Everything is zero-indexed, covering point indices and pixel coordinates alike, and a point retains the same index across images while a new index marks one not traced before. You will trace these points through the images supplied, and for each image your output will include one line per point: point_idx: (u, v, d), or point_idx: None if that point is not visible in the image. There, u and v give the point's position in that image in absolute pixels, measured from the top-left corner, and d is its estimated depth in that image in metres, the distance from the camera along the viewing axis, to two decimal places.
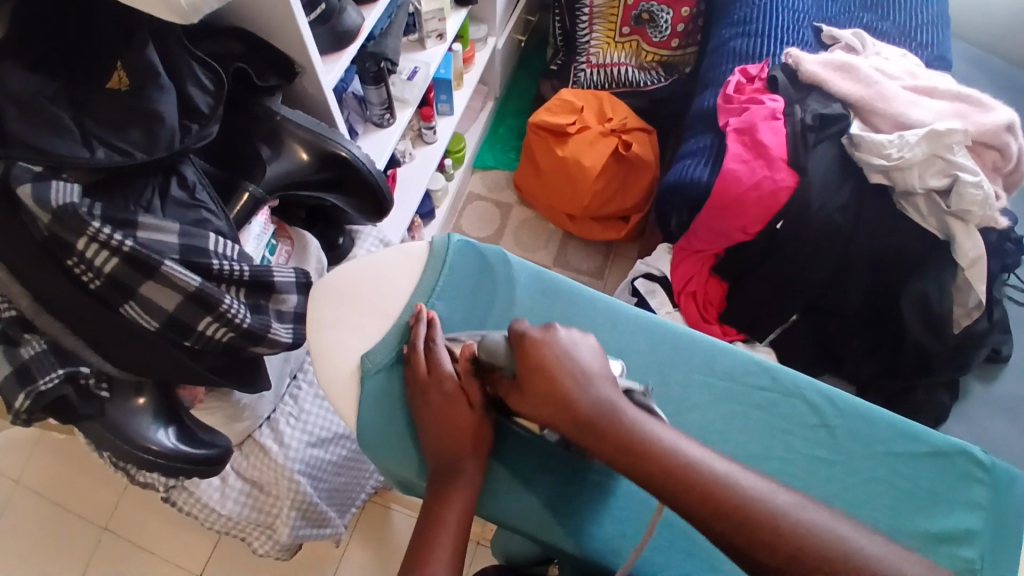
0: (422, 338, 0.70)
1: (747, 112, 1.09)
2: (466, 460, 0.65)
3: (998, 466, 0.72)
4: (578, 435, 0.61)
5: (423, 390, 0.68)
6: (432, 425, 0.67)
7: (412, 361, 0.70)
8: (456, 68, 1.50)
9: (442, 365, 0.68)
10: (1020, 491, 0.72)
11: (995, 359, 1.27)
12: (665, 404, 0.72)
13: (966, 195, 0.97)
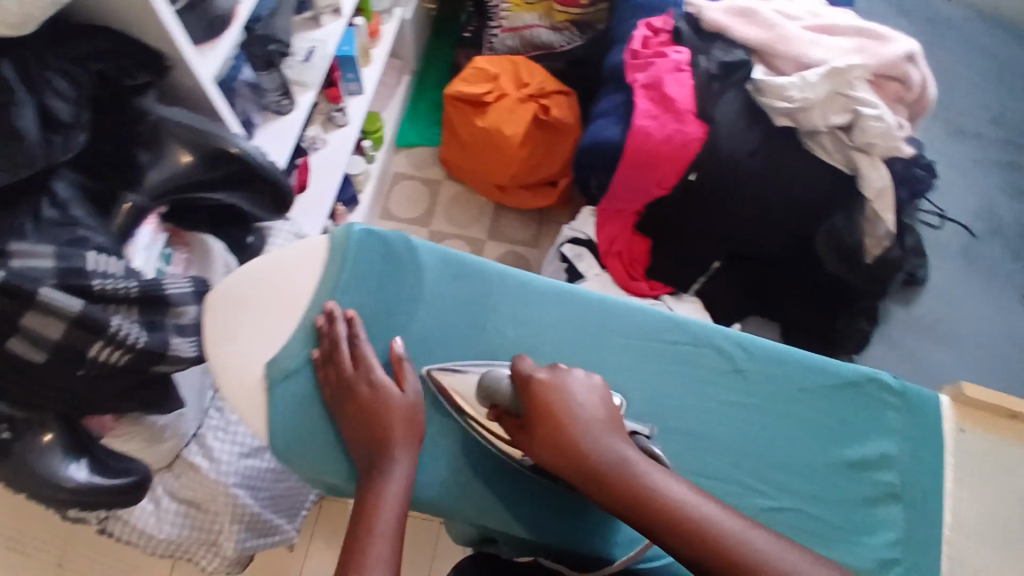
0: (339, 331, 0.68)
1: (653, 66, 1.08)
2: (398, 444, 0.63)
3: (910, 391, 0.74)
4: (576, 478, 0.60)
5: (347, 382, 0.66)
6: (362, 414, 0.65)
7: (331, 355, 0.67)
8: (362, 43, 1.42)
9: (371, 363, 0.67)
10: (934, 411, 0.74)
11: (912, 282, 1.33)
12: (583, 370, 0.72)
13: (869, 128, 1.00)
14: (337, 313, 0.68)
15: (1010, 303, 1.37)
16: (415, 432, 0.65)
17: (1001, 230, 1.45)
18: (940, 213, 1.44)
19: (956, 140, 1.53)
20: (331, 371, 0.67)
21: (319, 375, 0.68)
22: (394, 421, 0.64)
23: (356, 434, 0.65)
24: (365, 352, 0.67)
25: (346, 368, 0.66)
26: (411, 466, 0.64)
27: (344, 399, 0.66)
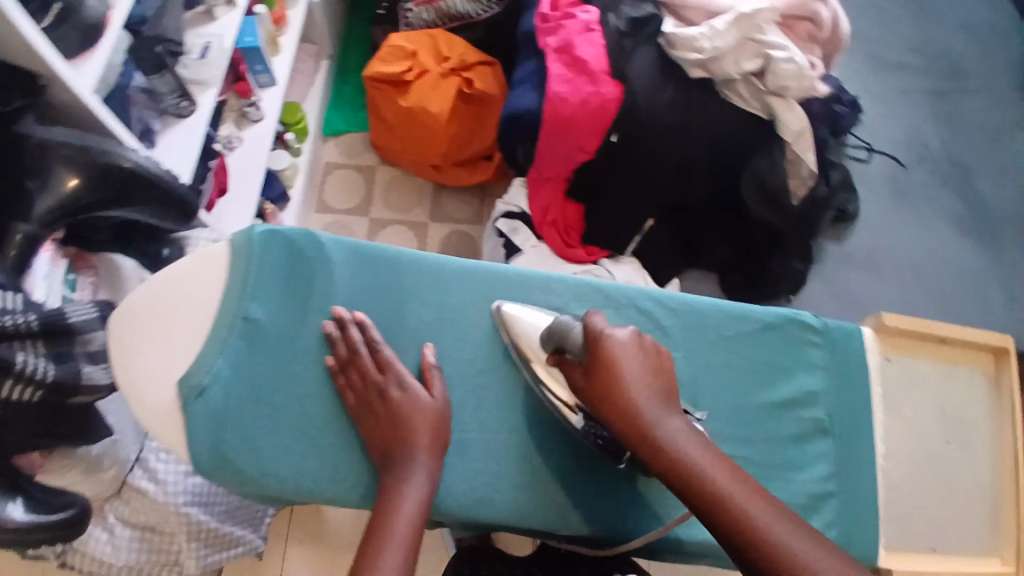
0: (352, 339, 0.69)
1: (562, 29, 1.06)
2: (421, 443, 0.65)
3: (832, 329, 0.75)
4: (625, 435, 0.61)
5: (370, 387, 0.67)
6: (382, 423, 0.66)
7: (350, 362, 0.68)
8: (268, 31, 1.39)
9: (392, 363, 0.69)
10: (857, 345, 0.75)
11: (843, 219, 1.36)
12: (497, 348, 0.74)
13: (781, 71, 0.99)
14: (345, 317, 0.69)
15: (939, 227, 1.41)
16: (440, 437, 0.67)
17: (927, 157, 1.48)
18: (867, 148, 1.46)
19: (877, 73, 1.55)
20: (352, 377, 0.68)
21: (336, 382, 0.68)
22: (414, 429, 0.66)
23: (374, 441, 0.66)
24: (390, 358, 0.69)
25: (369, 373, 0.68)
26: (434, 472, 0.65)
27: (366, 406, 0.67)
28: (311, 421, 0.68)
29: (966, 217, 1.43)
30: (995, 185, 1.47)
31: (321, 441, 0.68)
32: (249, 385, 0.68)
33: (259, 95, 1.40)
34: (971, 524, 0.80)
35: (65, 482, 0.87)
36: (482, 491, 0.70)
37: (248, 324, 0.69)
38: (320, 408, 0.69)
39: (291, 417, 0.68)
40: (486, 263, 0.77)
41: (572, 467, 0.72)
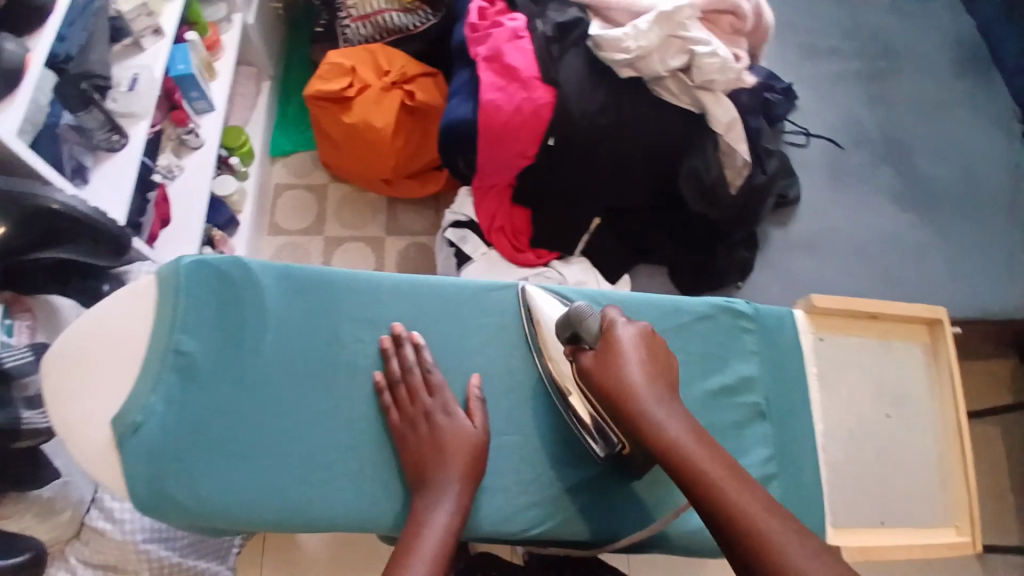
0: (405, 358, 0.73)
1: (491, 37, 1.07)
2: (454, 464, 0.68)
3: (764, 314, 0.77)
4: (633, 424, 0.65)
5: (419, 404, 0.71)
6: (424, 446, 0.69)
7: (400, 379, 0.72)
8: (201, 57, 1.38)
9: (438, 382, 0.73)
10: (787, 330, 0.77)
11: (785, 204, 1.40)
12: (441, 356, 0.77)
13: (705, 66, 1.02)
14: (403, 335, 0.74)
15: (880, 205, 1.45)
16: (477, 464, 0.70)
17: (864, 138, 1.52)
18: (805, 133, 1.50)
19: (810, 59, 1.60)
20: (403, 394, 0.72)
21: (382, 399, 0.72)
22: (450, 456, 0.69)
23: (413, 462, 0.69)
24: (439, 381, 0.73)
25: (417, 392, 0.72)
26: (467, 499, 0.67)
27: (413, 423, 0.70)
28: (253, 448, 0.69)
29: (904, 193, 1.47)
30: (932, 158, 1.51)
31: (263, 467, 0.69)
32: (188, 419, 0.68)
33: (196, 121, 1.41)
34: (923, 497, 0.79)
35: (20, 528, 0.87)
36: (497, 505, 0.73)
37: (179, 357, 0.69)
38: (262, 434, 0.70)
39: (230, 446, 0.68)
40: (419, 275, 0.79)
41: (580, 477, 0.76)
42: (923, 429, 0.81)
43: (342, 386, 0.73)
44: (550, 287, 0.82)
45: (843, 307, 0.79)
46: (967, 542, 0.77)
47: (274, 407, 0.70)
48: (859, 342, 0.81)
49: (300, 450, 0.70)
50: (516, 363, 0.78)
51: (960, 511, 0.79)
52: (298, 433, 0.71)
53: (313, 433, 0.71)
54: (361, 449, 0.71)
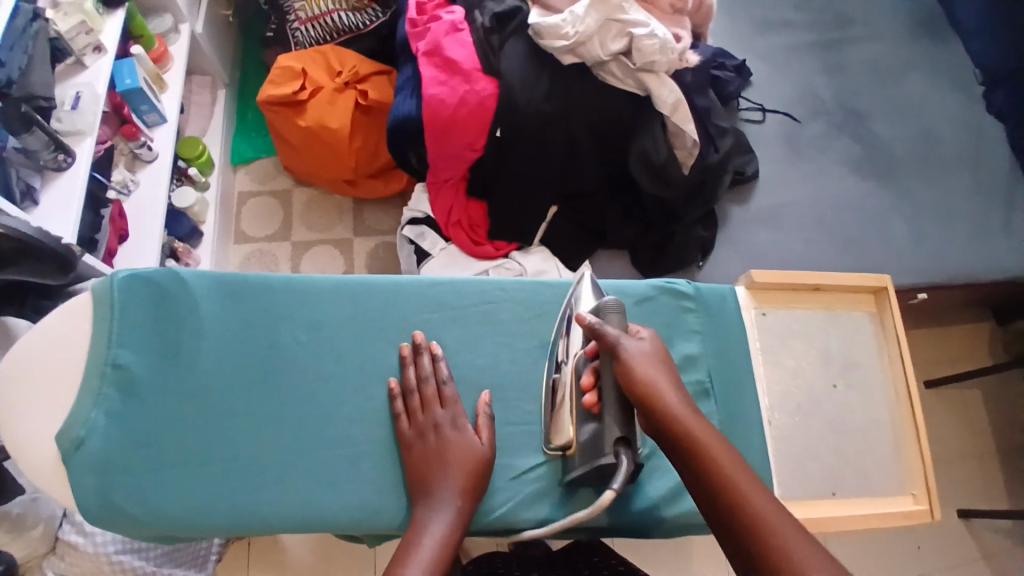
0: (421, 368, 0.74)
1: (430, 32, 1.07)
2: (453, 475, 0.68)
3: (704, 293, 0.78)
4: (659, 427, 0.64)
5: (430, 415, 0.71)
6: (431, 455, 0.69)
7: (415, 388, 0.73)
8: (149, 68, 1.39)
9: (448, 392, 0.73)
10: (730, 304, 0.79)
11: (743, 180, 1.39)
12: (385, 353, 0.76)
13: (645, 48, 1.02)
14: (422, 344, 0.75)
15: (839, 176, 1.45)
16: (482, 479, 0.69)
17: (821, 110, 1.53)
18: (761, 108, 1.50)
19: (763, 35, 1.59)
20: (416, 403, 0.73)
21: (395, 406, 0.73)
22: (454, 466, 0.68)
23: (419, 472, 0.69)
24: (453, 393, 0.73)
25: (430, 403, 0.72)
26: (467, 512, 0.66)
27: (425, 431, 0.71)
28: (196, 456, 0.70)
29: (863, 162, 1.48)
30: (889, 125, 1.53)
31: (209, 474, 0.70)
32: (131, 431, 0.69)
33: (150, 134, 1.42)
34: (878, 466, 0.78)
35: None
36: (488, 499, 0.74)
37: (119, 371, 0.70)
38: (207, 441, 0.70)
39: (173, 455, 0.69)
40: (358, 274, 0.79)
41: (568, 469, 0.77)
42: (877, 397, 0.81)
43: (284, 390, 0.73)
44: (491, 278, 0.82)
45: (782, 281, 0.79)
46: (924, 509, 0.76)
47: (219, 416, 0.71)
48: (804, 315, 0.81)
49: (244, 455, 0.71)
50: (461, 356, 0.78)
51: (917, 479, 0.78)
52: (242, 440, 0.71)
53: (257, 437, 0.71)
54: (306, 451, 0.72)
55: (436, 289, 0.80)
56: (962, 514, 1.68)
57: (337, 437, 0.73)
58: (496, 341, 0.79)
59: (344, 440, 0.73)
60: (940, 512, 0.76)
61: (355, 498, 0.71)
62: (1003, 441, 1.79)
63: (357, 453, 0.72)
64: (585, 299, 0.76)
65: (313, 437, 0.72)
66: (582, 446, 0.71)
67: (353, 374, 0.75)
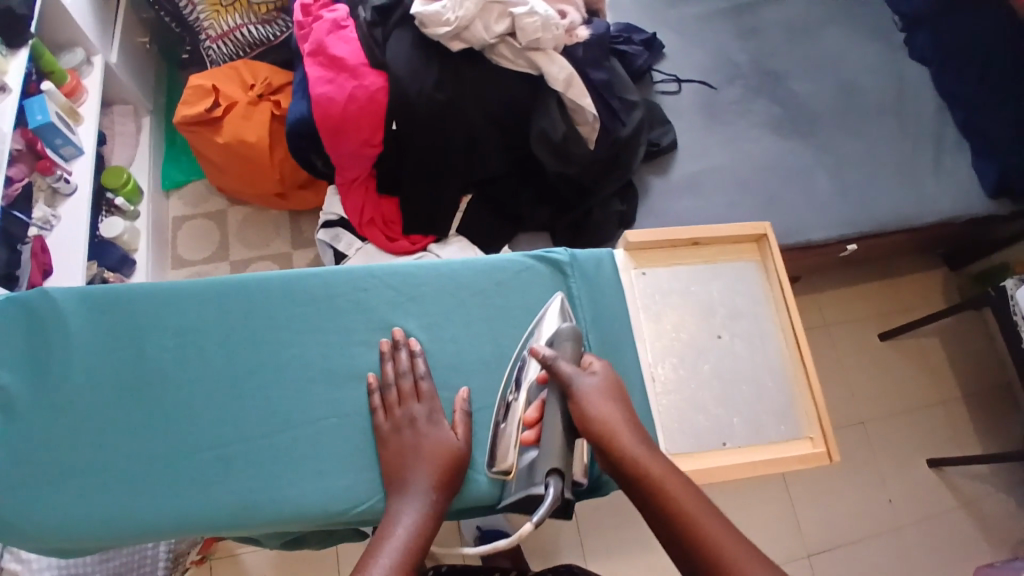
0: (399, 362, 0.75)
1: (314, 33, 1.10)
2: (420, 472, 0.69)
3: (580, 258, 0.82)
4: (616, 466, 0.67)
5: (406, 409, 0.73)
6: (405, 448, 0.71)
7: (392, 382, 0.75)
8: (63, 104, 1.37)
9: (423, 386, 0.74)
10: (605, 268, 0.83)
11: (660, 151, 1.39)
12: (261, 351, 0.76)
13: (527, 26, 1.03)
14: (400, 340, 0.76)
15: (761, 138, 1.46)
16: (448, 478, 0.70)
17: (737, 74, 1.53)
18: (675, 79, 1.49)
19: (673, 5, 1.59)
20: (392, 398, 0.74)
21: (372, 400, 0.74)
22: (427, 459, 0.70)
23: (396, 470, 0.70)
24: (429, 389, 0.75)
25: (407, 398, 0.73)
26: (440, 506, 0.68)
27: (400, 426, 0.72)
28: (69, 470, 0.70)
29: (783, 121, 1.49)
30: (807, 83, 1.54)
31: (84, 489, 0.70)
32: (5, 453, 0.70)
33: (67, 167, 1.40)
34: (776, 414, 0.79)
35: None
36: None
37: None
38: (78, 456, 0.71)
39: (48, 473, 0.70)
40: (224, 275, 0.78)
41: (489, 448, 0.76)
42: (770, 349, 0.82)
43: (153, 399, 0.73)
44: (362, 265, 0.80)
45: (656, 239, 0.83)
46: (822, 452, 0.78)
47: (95, 429, 0.72)
48: (685, 268, 0.84)
49: (121, 463, 0.71)
50: (331, 347, 0.77)
51: (813, 423, 0.79)
52: (117, 447, 0.71)
53: (133, 444, 0.71)
54: (179, 457, 0.71)
55: (303, 282, 0.78)
56: (933, 463, 1.67)
57: (210, 440, 0.72)
58: (376, 327, 0.78)
59: (226, 441, 0.72)
60: (836, 453, 0.77)
61: (227, 496, 0.70)
62: (968, 385, 1.78)
63: (237, 451, 0.72)
64: (551, 329, 0.77)
65: (192, 440, 0.72)
66: (520, 472, 0.71)
67: (224, 376, 0.74)
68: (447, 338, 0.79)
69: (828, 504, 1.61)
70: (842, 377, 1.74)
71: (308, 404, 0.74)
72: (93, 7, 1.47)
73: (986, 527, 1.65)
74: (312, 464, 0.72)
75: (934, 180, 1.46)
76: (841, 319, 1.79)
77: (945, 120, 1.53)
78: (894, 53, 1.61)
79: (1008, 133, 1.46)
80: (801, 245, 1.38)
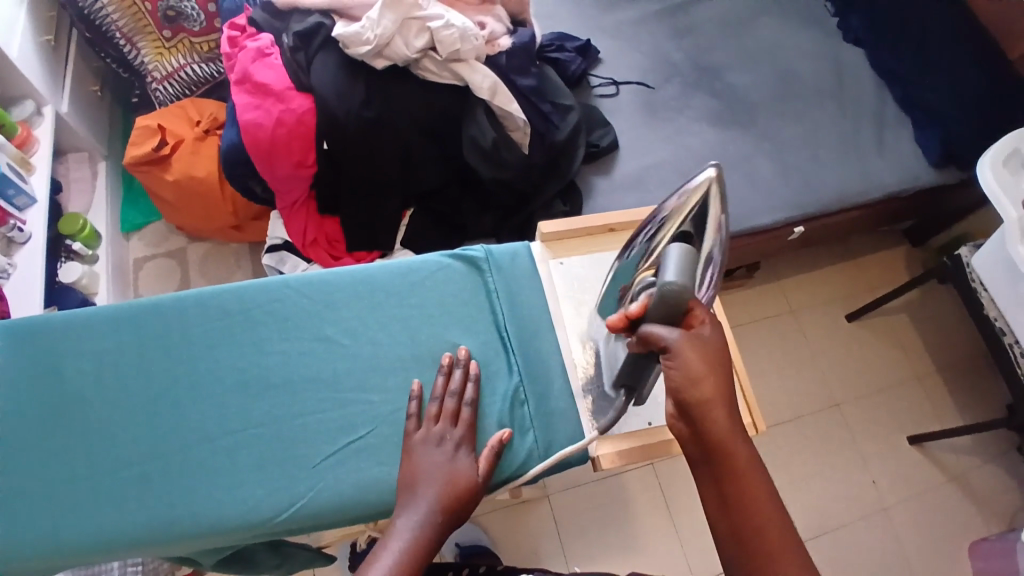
0: (450, 380, 0.77)
1: (239, 64, 1.15)
2: (424, 490, 0.70)
3: (495, 254, 0.87)
4: (700, 433, 0.63)
5: (442, 428, 0.74)
6: (427, 465, 0.72)
7: (440, 396, 0.76)
8: (15, 155, 1.36)
9: (466, 396, 0.77)
10: (519, 261, 0.87)
11: (602, 151, 1.40)
12: (180, 367, 0.77)
13: (445, 39, 1.05)
14: (460, 359, 0.79)
15: (703, 132, 1.48)
16: (454, 501, 0.70)
17: (674, 72, 1.56)
18: (614, 82, 1.52)
19: (606, 12, 1.63)
20: (433, 412, 0.75)
21: (409, 406, 0.75)
22: (438, 481, 0.70)
23: (403, 486, 0.71)
24: (469, 415, 0.76)
25: (446, 416, 0.75)
26: (440, 528, 0.69)
27: (429, 440, 0.73)
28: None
29: (723, 115, 1.51)
30: (744, 75, 1.57)
31: (11, 519, 0.70)
32: None
33: (21, 217, 1.37)
34: None
35: None
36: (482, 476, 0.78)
37: None
38: (9, 492, 0.71)
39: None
40: (141, 298, 0.79)
41: (522, 439, 0.78)
42: None
43: (74, 422, 0.74)
44: (275, 277, 0.82)
45: (568, 229, 0.89)
46: (749, 424, 0.84)
47: (17, 457, 0.72)
48: (606, 253, 0.89)
49: (43, 488, 0.71)
50: (248, 357, 0.78)
51: (739, 397, 0.85)
52: (42, 472, 0.72)
53: (57, 468, 0.72)
54: (104, 480, 0.72)
55: (217, 296, 0.80)
56: (913, 439, 1.65)
57: (132, 459, 0.73)
58: (294, 336, 0.79)
59: (149, 459, 0.73)
60: (761, 424, 0.84)
61: (150, 513, 0.70)
62: (942, 357, 1.77)
63: (162, 468, 0.72)
64: (669, 273, 0.64)
65: (114, 459, 0.73)
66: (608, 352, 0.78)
67: (141, 395, 0.75)
68: (370, 341, 0.80)
69: (813, 490, 1.59)
70: (814, 362, 1.73)
71: (230, 418, 0.75)
72: (42, 60, 1.48)
73: (976, 499, 1.62)
74: (235, 474, 0.73)
75: (877, 159, 1.49)
76: (808, 303, 1.80)
77: (884, 99, 1.57)
78: (827, 40, 1.65)
79: (945, 105, 1.48)
80: (750, 231, 1.39)
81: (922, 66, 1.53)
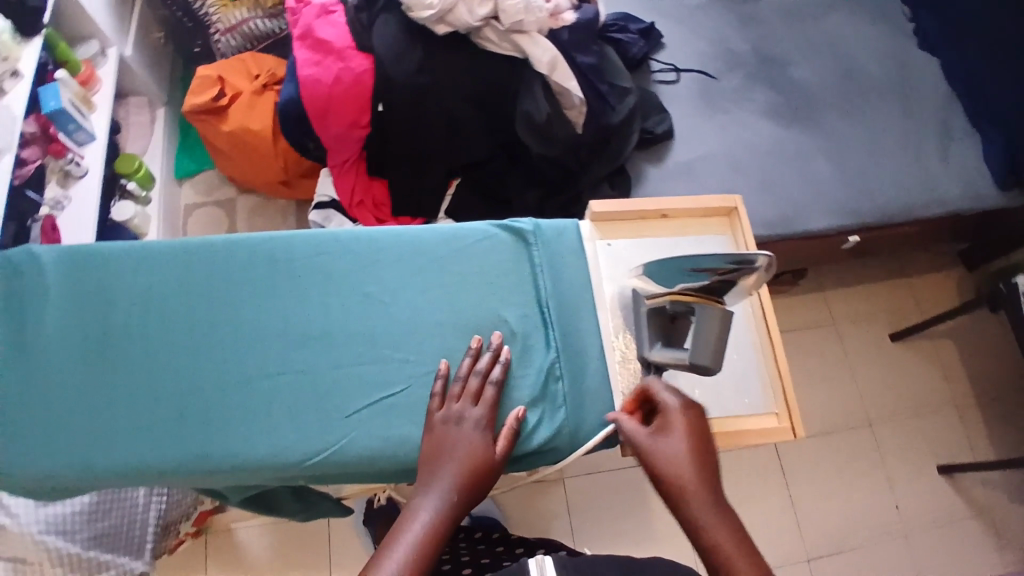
0: (474, 363, 0.77)
1: (302, 19, 1.15)
2: (448, 470, 0.70)
3: (543, 228, 0.86)
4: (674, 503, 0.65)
5: (461, 407, 0.74)
6: (447, 440, 0.72)
7: (462, 379, 0.76)
8: (78, 93, 1.39)
9: (492, 372, 0.76)
10: (567, 238, 0.86)
11: (654, 138, 1.37)
12: (226, 308, 0.78)
13: (509, 9, 1.03)
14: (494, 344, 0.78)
15: (761, 127, 1.42)
16: (478, 476, 0.70)
17: (737, 62, 1.51)
18: (674, 69, 1.47)
19: None
20: (456, 391, 0.75)
21: (434, 386, 0.76)
22: (459, 457, 0.71)
23: (429, 459, 0.71)
24: (492, 395, 0.75)
25: (468, 396, 0.75)
26: (462, 502, 0.69)
27: (449, 419, 0.73)
28: (44, 420, 0.73)
29: (784, 111, 1.45)
30: (810, 71, 1.51)
31: (59, 435, 0.73)
32: None
33: (79, 151, 1.42)
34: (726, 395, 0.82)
35: None
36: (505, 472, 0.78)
37: None
38: (56, 409, 0.74)
39: (24, 423, 0.73)
40: (195, 238, 0.81)
41: (551, 421, 0.77)
42: (738, 323, 0.87)
43: (122, 350, 0.76)
44: (325, 230, 0.83)
45: (619, 210, 0.88)
46: (786, 427, 0.81)
47: (67, 376, 0.75)
48: (654, 239, 0.89)
49: (89, 409, 0.74)
50: (290, 308, 0.79)
51: (778, 398, 0.83)
52: (89, 392, 0.75)
53: (104, 390, 0.75)
54: (145, 407, 0.74)
55: (268, 244, 0.81)
56: (943, 469, 1.59)
57: (173, 392, 0.75)
58: (337, 290, 0.80)
59: (187, 394, 0.75)
60: (800, 429, 0.81)
61: (184, 446, 0.73)
62: (985, 387, 1.70)
63: (198, 402, 0.75)
64: (700, 351, 0.69)
65: (157, 387, 0.75)
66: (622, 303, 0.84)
67: (185, 330, 0.77)
68: (407, 303, 0.81)
69: (834, 506, 1.55)
70: (850, 376, 1.68)
71: (269, 361, 0.77)
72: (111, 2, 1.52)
73: (1000, 537, 1.56)
74: (267, 417, 0.74)
75: (942, 172, 1.41)
76: (852, 317, 1.74)
77: (957, 109, 1.48)
78: (901, 41, 1.57)
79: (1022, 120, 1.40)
80: (802, 235, 1.34)
81: (1001, 79, 1.45)
